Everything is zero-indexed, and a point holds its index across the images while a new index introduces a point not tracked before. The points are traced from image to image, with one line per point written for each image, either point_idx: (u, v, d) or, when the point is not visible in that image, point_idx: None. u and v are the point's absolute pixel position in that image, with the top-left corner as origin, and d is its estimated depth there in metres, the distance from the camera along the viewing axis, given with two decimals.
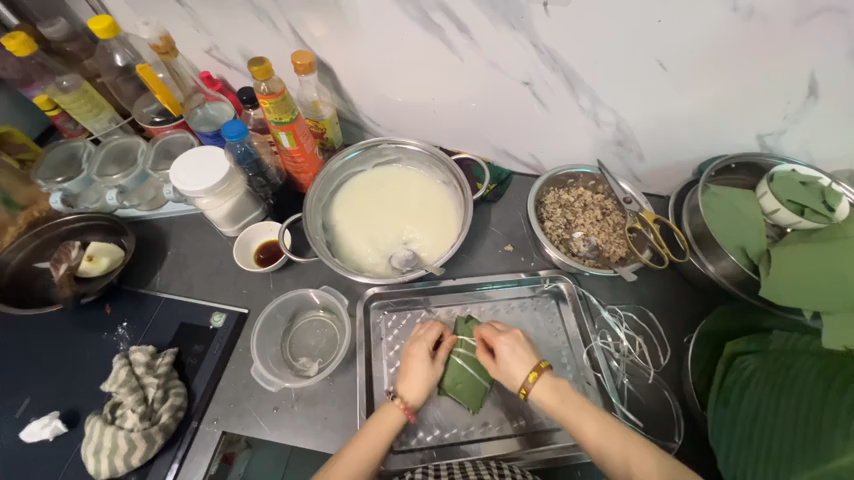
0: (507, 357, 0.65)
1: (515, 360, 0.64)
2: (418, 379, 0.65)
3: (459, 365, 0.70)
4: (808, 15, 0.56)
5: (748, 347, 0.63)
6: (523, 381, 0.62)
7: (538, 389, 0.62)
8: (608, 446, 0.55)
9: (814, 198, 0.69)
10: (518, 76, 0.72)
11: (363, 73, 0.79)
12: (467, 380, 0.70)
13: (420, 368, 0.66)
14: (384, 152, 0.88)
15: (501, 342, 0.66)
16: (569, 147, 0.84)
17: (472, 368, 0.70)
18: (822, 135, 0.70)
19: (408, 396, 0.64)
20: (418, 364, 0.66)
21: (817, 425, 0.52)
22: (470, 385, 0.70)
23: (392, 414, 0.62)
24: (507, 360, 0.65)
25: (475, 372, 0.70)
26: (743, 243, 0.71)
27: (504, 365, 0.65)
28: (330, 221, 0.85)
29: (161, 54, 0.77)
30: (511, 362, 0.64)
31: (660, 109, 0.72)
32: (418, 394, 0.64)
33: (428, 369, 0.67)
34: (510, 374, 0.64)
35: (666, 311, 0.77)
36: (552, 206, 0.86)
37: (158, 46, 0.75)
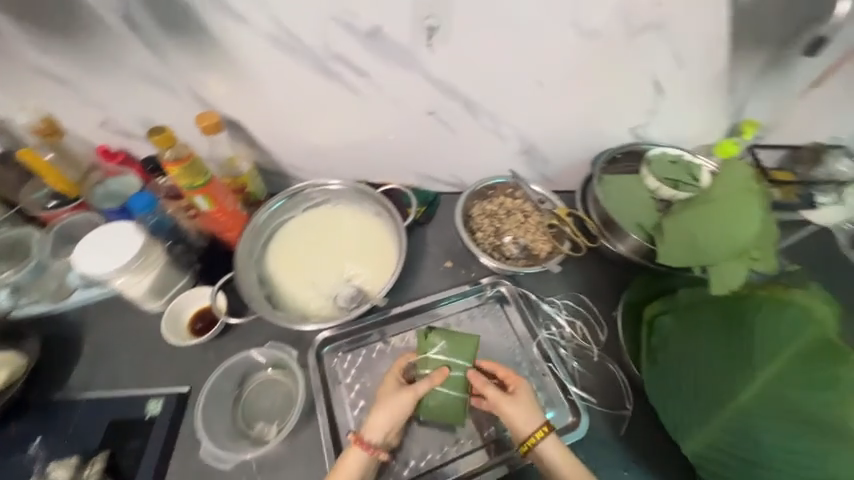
0: (519, 403, 0.63)
1: (525, 410, 0.63)
2: (375, 421, 0.63)
3: (442, 392, 0.67)
4: (637, 30, 0.67)
5: (662, 307, 0.72)
6: (536, 431, 0.61)
7: (549, 444, 0.61)
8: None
9: (683, 173, 0.84)
10: (422, 107, 0.78)
11: (274, 125, 0.80)
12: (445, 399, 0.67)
13: (384, 403, 0.64)
14: (310, 196, 0.89)
15: (521, 387, 0.65)
16: (483, 162, 0.92)
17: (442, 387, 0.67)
18: (675, 121, 0.85)
19: (369, 433, 0.62)
20: (384, 400, 0.64)
21: (728, 360, 0.61)
22: (447, 404, 0.67)
23: (352, 454, 0.61)
24: (521, 405, 0.63)
25: (448, 389, 0.67)
26: (639, 219, 0.82)
27: (519, 406, 0.63)
28: (265, 274, 0.82)
29: (45, 136, 0.73)
30: (517, 412, 0.62)
31: (549, 118, 0.82)
32: (379, 432, 0.63)
33: (397, 405, 0.63)
34: (518, 419, 0.62)
35: (597, 292, 0.85)
36: (480, 218, 0.93)
37: (40, 129, 0.72)
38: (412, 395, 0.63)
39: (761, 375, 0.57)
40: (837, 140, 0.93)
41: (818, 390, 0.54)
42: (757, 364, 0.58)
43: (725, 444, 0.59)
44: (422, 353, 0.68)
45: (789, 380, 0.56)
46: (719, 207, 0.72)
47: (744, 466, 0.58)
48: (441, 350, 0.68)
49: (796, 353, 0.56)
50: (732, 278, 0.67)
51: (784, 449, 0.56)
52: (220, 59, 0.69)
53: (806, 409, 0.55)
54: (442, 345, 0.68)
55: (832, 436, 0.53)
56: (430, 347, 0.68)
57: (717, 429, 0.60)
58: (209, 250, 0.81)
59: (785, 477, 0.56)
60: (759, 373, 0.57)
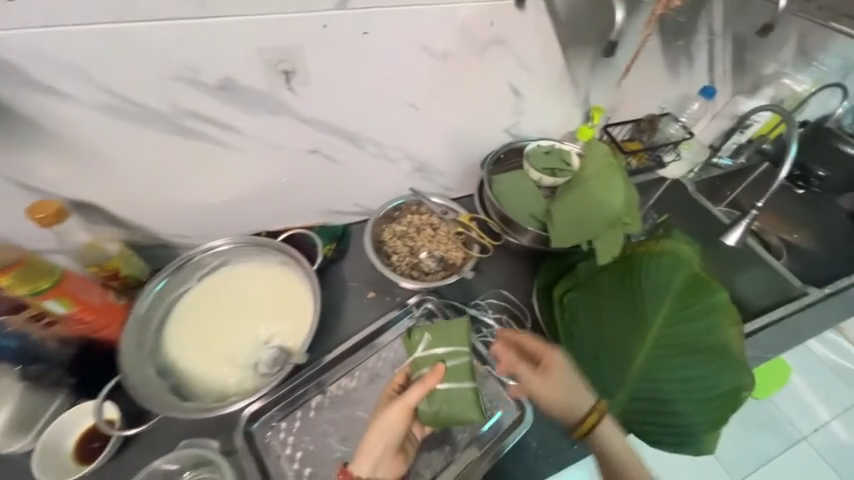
0: (552, 372, 0.68)
1: (570, 384, 0.67)
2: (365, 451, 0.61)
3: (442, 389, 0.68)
4: (483, 47, 0.73)
5: (568, 284, 0.80)
6: (594, 411, 0.65)
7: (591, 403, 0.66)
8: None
9: (557, 161, 0.94)
10: (303, 146, 0.76)
11: (137, 197, 0.71)
12: (449, 394, 0.68)
13: (377, 423, 0.62)
14: (204, 262, 0.81)
15: (554, 364, 0.69)
16: (382, 186, 0.93)
17: (442, 383, 0.68)
18: (540, 116, 0.95)
19: (358, 464, 0.61)
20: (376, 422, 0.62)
21: (630, 315, 0.71)
22: (456, 398, 0.68)
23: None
24: (549, 382, 0.67)
25: (447, 384, 0.69)
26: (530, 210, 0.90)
27: (556, 382, 0.67)
28: (165, 363, 0.72)
29: None
30: (557, 387, 0.66)
31: (431, 135, 0.86)
32: (366, 463, 0.61)
33: (390, 420, 0.62)
34: (564, 400, 0.66)
35: (515, 284, 0.91)
36: (392, 240, 0.93)
37: None
38: (403, 407, 0.62)
39: (657, 320, 0.69)
40: (665, 109, 1.11)
41: (696, 320, 0.68)
42: (651, 311, 0.69)
43: (640, 391, 0.68)
44: (413, 356, 0.71)
45: (677, 316, 0.68)
46: (589, 186, 0.82)
47: (657, 405, 0.67)
48: (428, 345, 0.71)
49: (677, 293, 0.69)
50: (614, 245, 0.78)
51: (682, 380, 0.67)
52: (43, 141, 0.59)
53: (694, 338, 0.67)
54: (427, 340, 0.72)
55: (714, 354, 0.67)
56: (417, 346, 0.71)
57: (633, 380, 0.68)
58: (84, 357, 0.68)
59: (689, 402, 0.67)
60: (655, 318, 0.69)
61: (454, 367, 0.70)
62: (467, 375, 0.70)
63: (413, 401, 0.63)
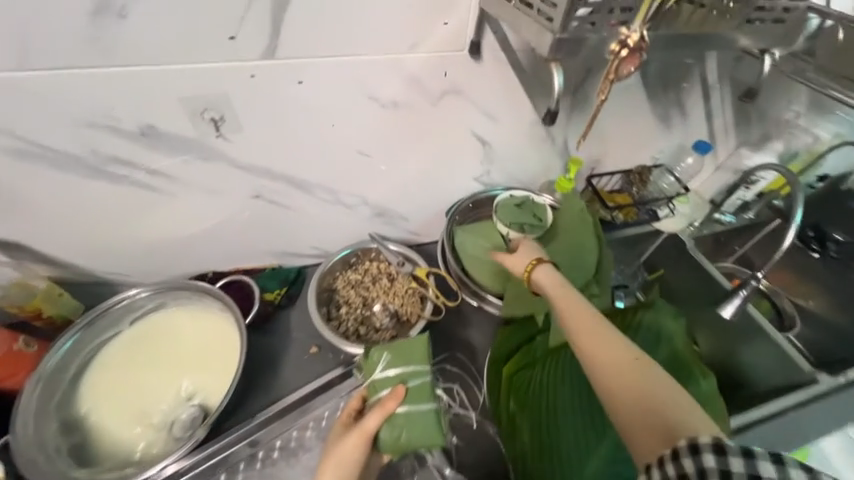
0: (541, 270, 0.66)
1: (523, 251, 0.72)
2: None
3: (406, 412, 0.58)
4: (437, 97, 0.68)
5: (526, 360, 0.72)
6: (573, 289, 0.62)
7: (544, 278, 0.65)
8: (594, 354, 0.52)
9: (528, 215, 0.85)
10: (245, 192, 0.72)
11: (66, 237, 0.68)
12: (412, 421, 0.58)
13: (334, 452, 0.53)
14: (135, 304, 0.75)
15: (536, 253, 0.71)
16: (339, 230, 0.88)
17: (405, 407, 0.59)
18: (514, 165, 0.89)
19: None
20: (334, 451, 0.53)
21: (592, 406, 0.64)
22: (418, 427, 0.57)
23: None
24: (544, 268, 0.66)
25: (410, 407, 0.58)
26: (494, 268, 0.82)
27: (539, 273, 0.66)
28: (74, 417, 0.67)
29: None
30: (523, 255, 0.71)
31: (389, 182, 0.81)
32: None
33: (346, 444, 0.53)
34: (545, 279, 0.65)
35: (473, 348, 0.82)
36: (345, 289, 0.86)
37: None
38: (360, 436, 0.54)
39: None
40: (658, 160, 1.03)
41: None
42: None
43: None
44: (370, 378, 0.62)
45: None
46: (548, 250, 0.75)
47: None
48: (386, 365, 0.63)
49: None
50: None
51: None
52: None
53: None
54: (386, 359, 0.63)
55: None
56: (374, 368, 0.63)
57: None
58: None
59: None
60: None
61: (417, 388, 0.61)
62: (431, 394, 0.61)
63: (375, 423, 0.55)
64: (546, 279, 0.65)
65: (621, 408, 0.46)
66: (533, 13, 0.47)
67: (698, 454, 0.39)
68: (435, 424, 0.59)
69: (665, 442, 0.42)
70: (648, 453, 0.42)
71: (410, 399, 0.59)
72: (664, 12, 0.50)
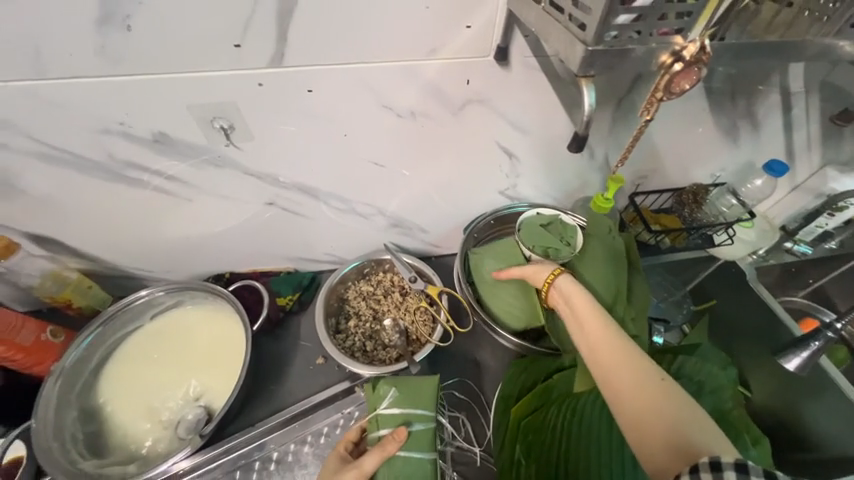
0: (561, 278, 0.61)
1: (539, 268, 0.65)
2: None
3: (404, 457, 0.58)
4: (460, 106, 0.63)
5: (538, 402, 0.64)
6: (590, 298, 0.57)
7: (564, 286, 0.59)
8: (608, 360, 0.48)
9: (555, 238, 0.77)
10: (258, 199, 0.71)
11: (95, 234, 0.71)
12: (408, 466, 0.58)
13: None
14: (154, 302, 0.78)
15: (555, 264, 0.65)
16: (354, 239, 0.85)
17: (402, 450, 0.59)
18: (544, 179, 0.81)
19: None
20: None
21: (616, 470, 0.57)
22: (414, 474, 0.58)
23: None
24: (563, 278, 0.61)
25: (409, 453, 0.59)
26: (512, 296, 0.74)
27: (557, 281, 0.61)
28: (94, 406, 0.71)
29: None
30: (538, 272, 0.65)
31: (406, 193, 0.77)
32: None
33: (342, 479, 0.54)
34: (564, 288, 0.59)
35: (484, 376, 0.77)
36: (356, 300, 0.84)
37: None
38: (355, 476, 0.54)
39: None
40: (719, 178, 0.90)
41: None
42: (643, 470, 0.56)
43: None
44: (373, 411, 0.62)
45: None
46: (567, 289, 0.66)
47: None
48: (392, 401, 0.62)
49: None
50: None
51: None
52: None
53: None
54: (393, 395, 0.63)
55: None
56: (380, 400, 0.62)
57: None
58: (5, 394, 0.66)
59: None
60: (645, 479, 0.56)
61: (419, 432, 0.60)
62: (430, 441, 0.61)
63: (372, 466, 0.54)
64: (567, 287, 0.59)
65: (634, 419, 0.43)
66: (565, 21, 0.41)
67: (719, 473, 0.36)
68: (430, 472, 0.59)
69: (682, 459, 0.40)
70: (664, 470, 0.40)
71: (409, 441, 0.59)
72: (737, 11, 0.42)
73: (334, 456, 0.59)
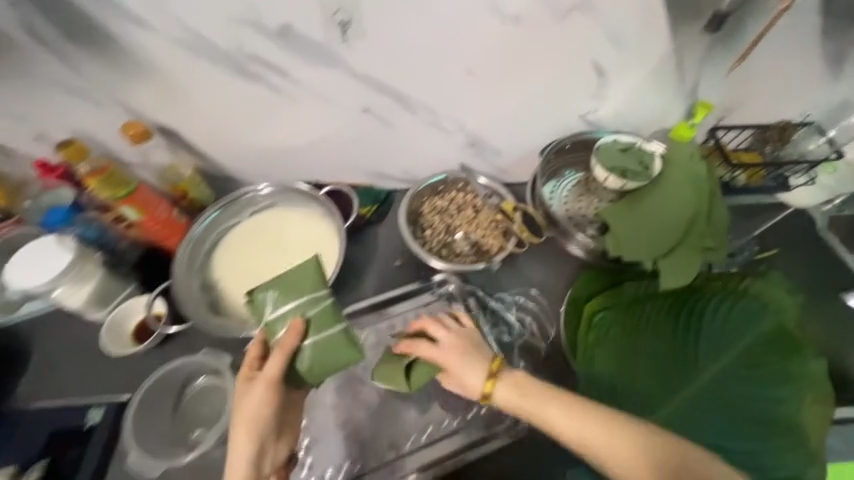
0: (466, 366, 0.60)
1: (464, 364, 0.61)
2: (241, 437, 0.56)
3: (308, 352, 0.59)
4: (564, 13, 0.65)
5: (607, 302, 0.72)
6: (488, 377, 0.59)
7: (502, 392, 0.58)
8: (589, 434, 0.51)
9: (633, 161, 0.78)
10: (355, 104, 0.76)
11: (210, 130, 0.78)
12: (317, 350, 0.59)
13: (249, 399, 0.56)
14: (254, 200, 0.87)
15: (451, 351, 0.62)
16: (432, 156, 0.89)
17: (306, 340, 0.59)
18: (627, 105, 0.82)
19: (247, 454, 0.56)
20: (253, 397, 0.56)
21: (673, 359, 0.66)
22: (333, 356, 0.59)
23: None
24: (464, 366, 0.61)
25: (312, 346, 0.59)
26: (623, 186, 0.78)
27: (458, 372, 0.61)
28: (210, 280, 0.81)
29: None
30: (460, 369, 0.61)
31: (491, 109, 0.80)
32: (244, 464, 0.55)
33: (252, 393, 0.57)
34: (469, 378, 0.60)
35: (549, 287, 0.84)
36: (430, 215, 0.89)
37: None
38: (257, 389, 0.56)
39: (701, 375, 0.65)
40: (808, 116, 0.86)
41: (757, 385, 0.63)
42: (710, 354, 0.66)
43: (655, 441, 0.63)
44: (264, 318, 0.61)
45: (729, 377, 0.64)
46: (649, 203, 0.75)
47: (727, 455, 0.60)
48: (276, 303, 0.61)
49: (746, 350, 0.65)
50: (686, 268, 0.69)
51: (726, 439, 0.61)
52: (139, 70, 0.67)
53: (753, 413, 0.62)
54: (272, 297, 0.61)
55: (774, 430, 0.60)
56: (262, 309, 0.61)
57: (665, 420, 0.63)
58: (148, 259, 0.79)
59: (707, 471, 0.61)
60: (708, 366, 0.66)
61: (317, 316, 0.61)
62: (336, 316, 0.61)
63: (276, 370, 0.57)
64: (507, 396, 0.58)
65: None
66: None
67: None
68: (345, 341, 0.61)
69: None
70: None
71: (312, 330, 0.60)
72: None
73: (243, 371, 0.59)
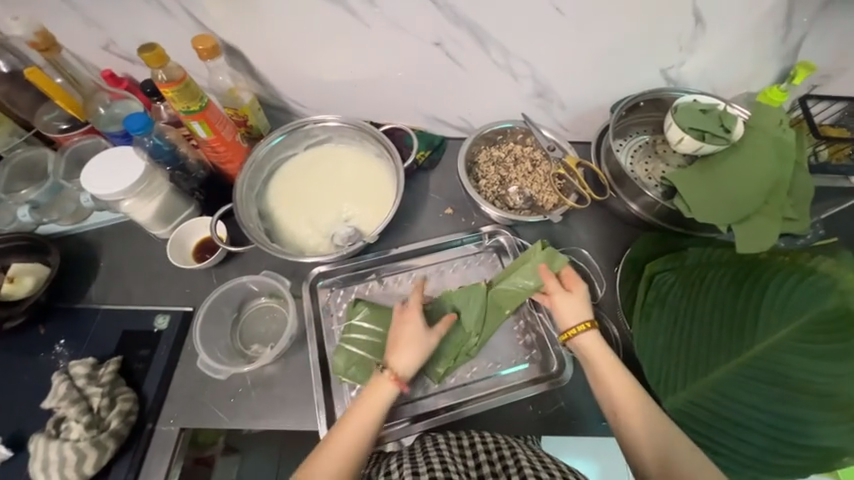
0: (574, 300, 0.63)
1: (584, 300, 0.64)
2: (412, 346, 0.60)
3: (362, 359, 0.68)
4: None
5: (667, 265, 0.70)
6: (581, 324, 0.61)
7: (587, 339, 0.61)
8: (618, 393, 0.58)
9: (714, 122, 0.72)
10: (427, 37, 0.73)
11: (274, 53, 0.76)
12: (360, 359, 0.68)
13: (414, 338, 0.61)
14: (312, 133, 0.85)
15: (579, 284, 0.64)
16: (494, 104, 0.86)
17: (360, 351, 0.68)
18: (713, 62, 0.76)
19: (399, 371, 0.59)
20: (413, 336, 0.61)
21: (732, 322, 0.62)
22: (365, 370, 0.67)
23: (383, 389, 0.58)
24: (574, 300, 0.63)
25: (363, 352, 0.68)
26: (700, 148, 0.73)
27: (572, 300, 0.63)
28: (266, 209, 0.83)
29: (42, 51, 0.68)
30: (577, 304, 0.63)
31: (569, 53, 0.75)
32: (409, 367, 0.59)
33: (424, 334, 0.62)
34: (568, 312, 0.62)
35: (601, 249, 0.82)
36: (485, 165, 0.87)
37: (35, 43, 0.66)
38: (436, 335, 0.62)
39: (760, 342, 0.59)
40: None
41: (814, 358, 0.57)
42: (763, 324, 0.60)
43: (703, 398, 0.61)
44: (347, 320, 0.71)
45: (792, 346, 0.58)
46: (725, 168, 0.71)
47: (764, 424, 0.58)
48: (363, 316, 0.71)
49: (807, 321, 0.57)
50: (764, 239, 0.66)
51: (766, 410, 0.58)
52: None
53: (811, 384, 0.57)
54: (365, 311, 0.71)
55: (824, 402, 0.56)
56: (355, 314, 0.71)
57: (718, 378, 0.60)
58: (212, 178, 0.81)
59: (755, 433, 0.59)
60: (771, 333, 0.59)
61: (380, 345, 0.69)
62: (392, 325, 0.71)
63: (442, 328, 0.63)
64: (590, 343, 0.61)
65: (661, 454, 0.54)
66: None
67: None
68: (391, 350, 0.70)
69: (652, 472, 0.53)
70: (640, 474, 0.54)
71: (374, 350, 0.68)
72: None
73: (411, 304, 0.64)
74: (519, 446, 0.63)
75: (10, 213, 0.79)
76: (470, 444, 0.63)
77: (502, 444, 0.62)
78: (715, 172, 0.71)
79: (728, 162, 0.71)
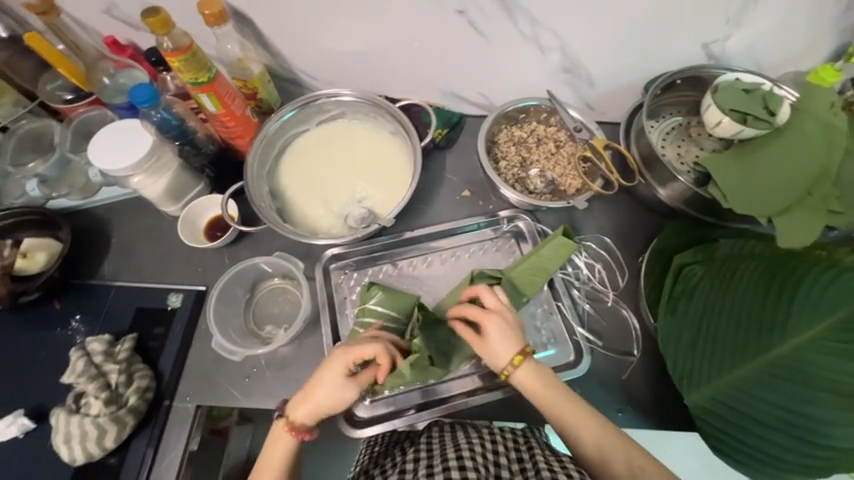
0: (494, 339, 0.61)
1: (502, 339, 0.61)
2: (324, 389, 0.58)
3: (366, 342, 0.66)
4: None
5: (695, 257, 0.68)
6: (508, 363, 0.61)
7: (522, 373, 0.61)
8: (590, 426, 0.59)
9: (758, 104, 0.67)
10: (451, 4, 0.67)
11: (286, 20, 0.71)
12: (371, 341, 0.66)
13: (327, 384, 0.58)
14: (324, 108, 0.81)
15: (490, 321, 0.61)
16: (518, 79, 0.80)
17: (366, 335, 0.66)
18: (762, 36, 0.70)
19: (295, 415, 0.58)
20: (328, 383, 0.58)
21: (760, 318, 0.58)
22: None
23: (281, 437, 0.59)
24: (494, 339, 0.61)
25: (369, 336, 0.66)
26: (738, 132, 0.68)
27: (491, 342, 0.61)
28: (278, 188, 0.80)
29: (39, 14, 0.64)
30: (500, 343, 0.61)
31: (603, 25, 0.69)
32: (309, 415, 0.58)
33: (340, 385, 0.58)
34: (498, 353, 0.61)
35: (624, 237, 0.79)
36: (506, 145, 0.83)
37: (33, 6, 0.63)
38: (356, 386, 0.59)
39: (790, 340, 0.56)
40: None
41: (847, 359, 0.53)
42: (793, 322, 0.56)
43: (723, 395, 0.60)
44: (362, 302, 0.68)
45: (822, 344, 0.54)
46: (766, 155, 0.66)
47: (788, 423, 0.56)
48: (378, 301, 0.66)
49: (841, 319, 0.53)
50: (805, 232, 0.62)
51: (790, 410, 0.56)
52: None
53: (842, 386, 0.53)
54: (379, 296, 0.66)
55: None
56: (369, 297, 0.67)
57: (742, 376, 0.58)
58: (223, 154, 0.79)
59: (776, 432, 0.57)
60: (802, 331, 0.55)
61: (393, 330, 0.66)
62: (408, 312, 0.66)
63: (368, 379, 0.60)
64: (527, 377, 0.61)
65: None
66: None
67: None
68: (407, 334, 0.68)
69: None
70: None
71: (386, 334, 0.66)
72: None
73: (341, 348, 0.59)
74: (538, 445, 0.62)
75: (20, 187, 0.79)
76: (491, 438, 0.61)
77: (521, 444, 0.62)
78: (755, 158, 0.66)
79: (771, 148, 0.66)
